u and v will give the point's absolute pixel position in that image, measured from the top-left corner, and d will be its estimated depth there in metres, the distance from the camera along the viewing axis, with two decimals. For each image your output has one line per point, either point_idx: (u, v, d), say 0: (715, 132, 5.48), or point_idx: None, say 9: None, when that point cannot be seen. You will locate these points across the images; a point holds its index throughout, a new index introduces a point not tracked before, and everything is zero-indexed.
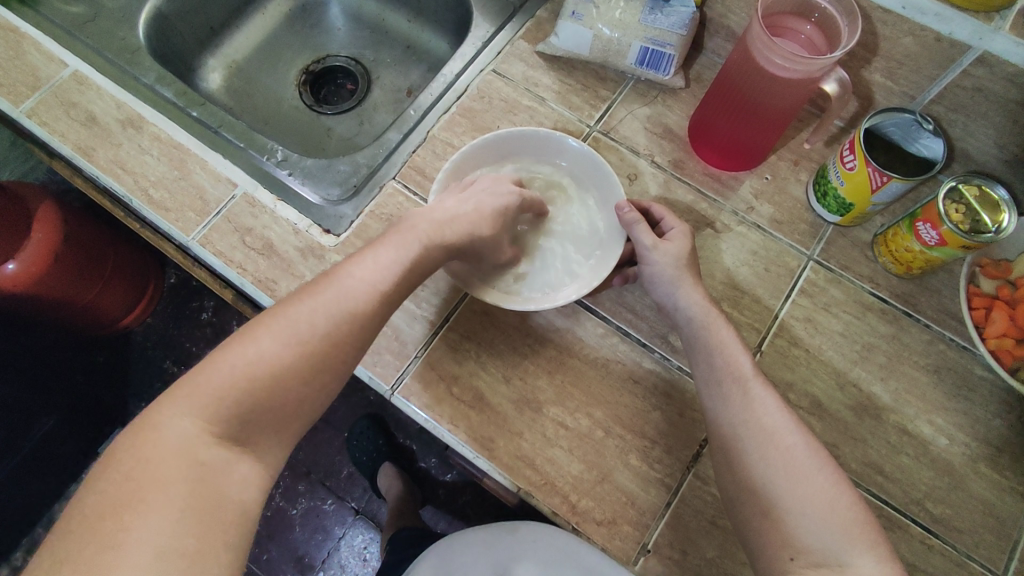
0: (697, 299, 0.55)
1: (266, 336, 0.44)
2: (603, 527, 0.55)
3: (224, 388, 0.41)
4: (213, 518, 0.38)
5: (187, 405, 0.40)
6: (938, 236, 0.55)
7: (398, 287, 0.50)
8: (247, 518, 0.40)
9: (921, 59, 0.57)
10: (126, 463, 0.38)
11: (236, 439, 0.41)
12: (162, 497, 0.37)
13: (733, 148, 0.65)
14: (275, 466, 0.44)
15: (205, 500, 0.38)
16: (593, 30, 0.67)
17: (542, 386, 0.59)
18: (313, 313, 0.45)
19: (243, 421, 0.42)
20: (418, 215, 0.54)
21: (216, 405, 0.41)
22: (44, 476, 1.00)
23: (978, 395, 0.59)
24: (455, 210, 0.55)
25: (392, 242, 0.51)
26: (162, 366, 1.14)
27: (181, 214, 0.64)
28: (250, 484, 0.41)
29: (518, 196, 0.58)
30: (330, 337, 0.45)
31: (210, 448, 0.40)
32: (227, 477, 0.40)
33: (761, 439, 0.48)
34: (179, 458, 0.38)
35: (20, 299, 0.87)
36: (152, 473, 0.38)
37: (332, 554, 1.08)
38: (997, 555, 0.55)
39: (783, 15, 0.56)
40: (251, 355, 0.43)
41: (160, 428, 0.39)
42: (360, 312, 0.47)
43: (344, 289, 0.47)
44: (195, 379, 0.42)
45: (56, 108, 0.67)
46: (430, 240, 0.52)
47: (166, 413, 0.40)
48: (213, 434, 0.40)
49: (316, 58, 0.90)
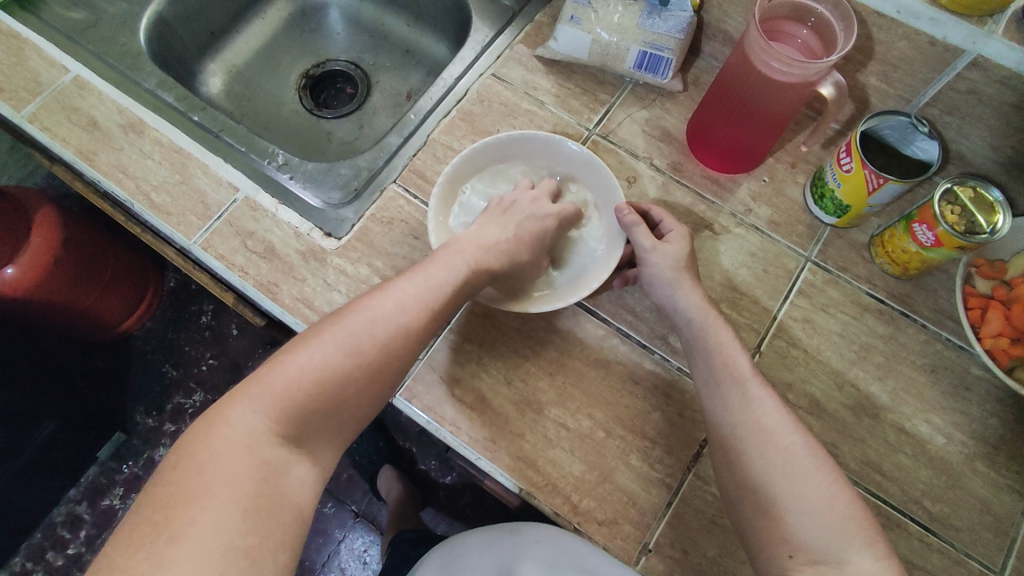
0: (695, 301, 0.56)
1: (329, 342, 0.44)
2: (605, 527, 0.55)
3: (291, 389, 0.42)
4: (273, 518, 0.38)
5: (256, 403, 0.41)
6: (934, 237, 0.55)
7: (447, 304, 0.51)
8: (303, 521, 0.40)
9: (915, 62, 0.58)
10: (195, 456, 0.38)
11: (296, 441, 0.42)
12: (228, 492, 0.37)
13: (731, 151, 0.65)
14: (326, 468, 0.44)
15: (267, 499, 0.38)
16: (592, 34, 0.67)
17: (543, 388, 0.59)
18: (374, 324, 0.46)
19: (304, 425, 0.42)
20: (466, 239, 0.56)
21: (282, 406, 0.41)
22: (46, 484, 1.01)
23: (974, 394, 0.60)
24: (495, 236, 0.57)
25: (442, 261, 0.53)
26: (161, 370, 1.15)
27: (182, 217, 0.64)
28: (306, 487, 0.41)
29: (554, 221, 0.61)
30: (388, 348, 0.46)
31: (274, 448, 0.40)
32: (286, 478, 0.40)
33: (761, 439, 0.48)
34: (245, 453, 0.39)
35: (22, 304, 0.87)
36: (220, 468, 0.38)
37: (332, 557, 1.09)
38: (995, 552, 0.55)
39: (779, 20, 0.57)
40: (316, 361, 0.43)
41: (229, 422, 0.40)
42: (415, 326, 0.48)
43: (402, 302, 0.48)
44: (264, 378, 0.42)
45: (57, 113, 0.68)
46: (477, 265, 0.54)
47: (236, 409, 0.40)
48: (277, 434, 0.41)
49: (316, 62, 0.90)
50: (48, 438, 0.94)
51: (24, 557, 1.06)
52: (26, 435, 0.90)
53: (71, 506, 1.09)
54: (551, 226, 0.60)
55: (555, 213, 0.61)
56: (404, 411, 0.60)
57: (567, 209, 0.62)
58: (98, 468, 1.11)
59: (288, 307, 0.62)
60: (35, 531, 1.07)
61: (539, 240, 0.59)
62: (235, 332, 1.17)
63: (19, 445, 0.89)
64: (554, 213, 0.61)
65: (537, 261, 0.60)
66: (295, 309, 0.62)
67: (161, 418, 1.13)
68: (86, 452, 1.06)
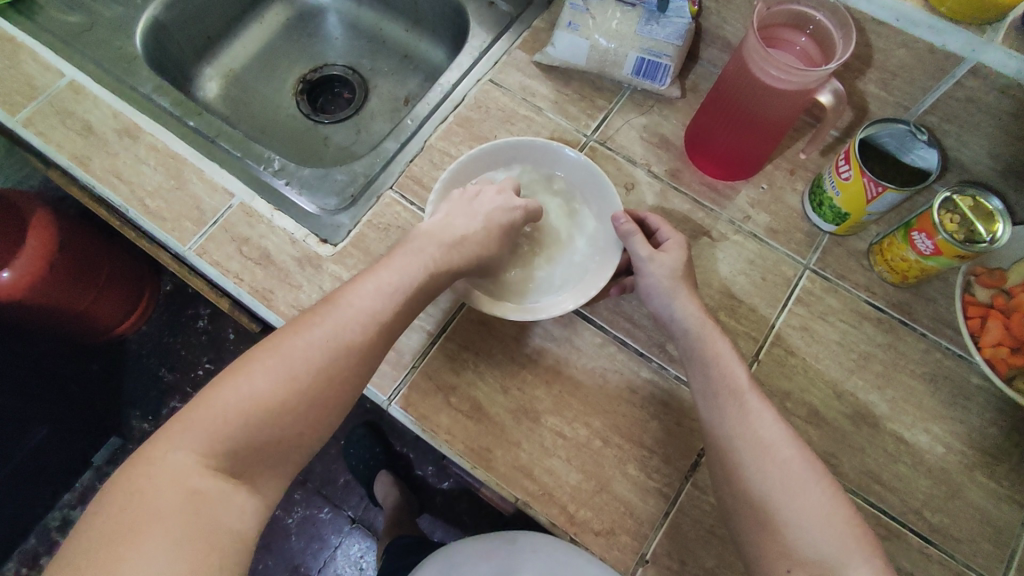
0: (692, 311, 0.55)
1: (259, 371, 0.44)
2: (601, 538, 0.55)
3: (220, 421, 0.42)
4: (208, 547, 0.38)
5: (183, 438, 0.41)
6: (934, 245, 0.55)
7: (396, 317, 0.50)
8: (243, 549, 0.40)
9: (914, 70, 0.58)
10: (123, 497, 0.38)
11: (233, 470, 0.41)
12: (157, 525, 0.37)
13: (729, 157, 0.65)
14: (272, 498, 0.44)
15: (198, 529, 0.38)
16: (590, 40, 0.67)
17: (539, 397, 0.59)
18: (309, 347, 0.46)
19: (238, 454, 0.42)
20: (426, 235, 0.56)
21: (211, 439, 0.41)
22: (39, 491, 1.01)
23: (974, 404, 0.59)
24: (463, 228, 0.57)
25: (394, 266, 0.52)
26: (156, 374, 1.14)
27: (177, 223, 0.64)
28: (246, 515, 0.41)
29: (523, 211, 0.61)
30: (326, 368, 0.46)
31: (207, 479, 0.40)
32: (223, 507, 0.40)
33: (757, 452, 0.48)
34: (173, 488, 0.39)
35: (18, 308, 0.87)
36: (148, 505, 0.38)
37: (328, 563, 1.08)
38: (995, 564, 0.55)
39: (778, 26, 0.57)
40: (245, 391, 0.43)
41: (155, 461, 0.40)
42: (355, 343, 0.47)
43: (343, 320, 0.48)
44: (192, 414, 0.42)
45: (52, 117, 0.67)
46: (434, 267, 0.54)
47: (163, 447, 0.40)
48: (209, 466, 0.40)
49: (313, 67, 0.90)
50: (40, 443, 0.93)
51: (17, 563, 1.05)
52: (18, 440, 0.89)
53: (66, 511, 1.08)
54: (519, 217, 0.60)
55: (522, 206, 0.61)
56: (399, 420, 0.59)
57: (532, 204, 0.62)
58: (93, 473, 1.10)
59: (282, 314, 0.61)
60: (28, 537, 1.06)
61: (508, 231, 0.59)
62: (232, 336, 1.17)
63: (12, 449, 0.88)
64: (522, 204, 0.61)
65: (502, 253, 0.60)
66: (289, 316, 0.61)
67: (156, 423, 1.12)
68: (80, 457, 1.05)
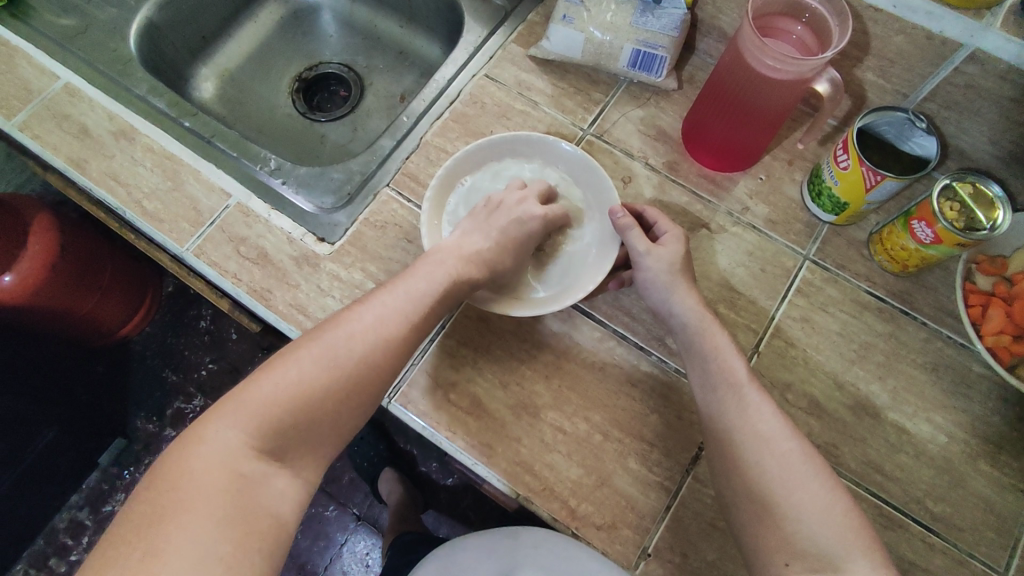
0: (691, 304, 0.55)
1: (307, 358, 0.44)
2: (603, 532, 0.55)
3: (267, 403, 0.42)
4: (251, 531, 0.38)
5: (232, 419, 0.41)
6: (934, 234, 0.55)
7: (427, 317, 0.51)
8: (283, 534, 0.40)
9: (913, 57, 0.57)
10: (169, 475, 0.38)
11: (275, 455, 0.41)
12: (205, 505, 0.37)
13: (727, 149, 0.65)
14: (310, 483, 0.44)
15: (244, 512, 0.38)
16: (584, 33, 0.67)
17: (539, 392, 0.59)
18: (351, 338, 0.46)
19: (282, 439, 0.42)
20: (447, 250, 0.56)
21: (259, 421, 0.41)
22: (47, 493, 1.01)
23: (976, 392, 0.59)
24: (478, 246, 0.57)
25: (423, 274, 0.53)
26: (160, 375, 1.15)
27: (175, 225, 0.64)
28: (287, 500, 0.41)
29: (541, 220, 0.59)
30: (366, 361, 0.46)
31: (252, 462, 0.40)
32: (265, 491, 0.40)
33: (758, 445, 0.48)
34: (221, 469, 0.39)
35: (22, 312, 0.87)
36: (197, 484, 0.38)
37: (334, 561, 1.08)
38: (999, 553, 0.54)
39: (773, 16, 0.56)
40: (293, 376, 0.43)
41: (205, 441, 0.40)
42: (392, 339, 0.48)
43: (380, 315, 0.48)
44: (241, 395, 0.42)
45: (48, 121, 0.67)
46: (459, 275, 0.54)
47: (213, 426, 0.40)
48: (254, 449, 0.40)
49: (309, 65, 0.90)
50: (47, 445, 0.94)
51: (27, 564, 1.06)
52: (24, 442, 0.89)
53: (74, 512, 1.09)
54: (537, 227, 0.59)
55: (542, 214, 0.60)
56: (400, 418, 0.59)
57: (553, 211, 0.61)
58: (99, 474, 1.11)
59: (281, 314, 0.61)
60: (36, 538, 1.06)
61: (523, 245, 0.59)
62: (234, 336, 1.18)
63: (19, 452, 0.89)
64: (540, 214, 0.60)
65: (519, 261, 0.60)
66: (288, 315, 0.61)
67: (161, 424, 1.12)
68: (86, 458, 1.06)
